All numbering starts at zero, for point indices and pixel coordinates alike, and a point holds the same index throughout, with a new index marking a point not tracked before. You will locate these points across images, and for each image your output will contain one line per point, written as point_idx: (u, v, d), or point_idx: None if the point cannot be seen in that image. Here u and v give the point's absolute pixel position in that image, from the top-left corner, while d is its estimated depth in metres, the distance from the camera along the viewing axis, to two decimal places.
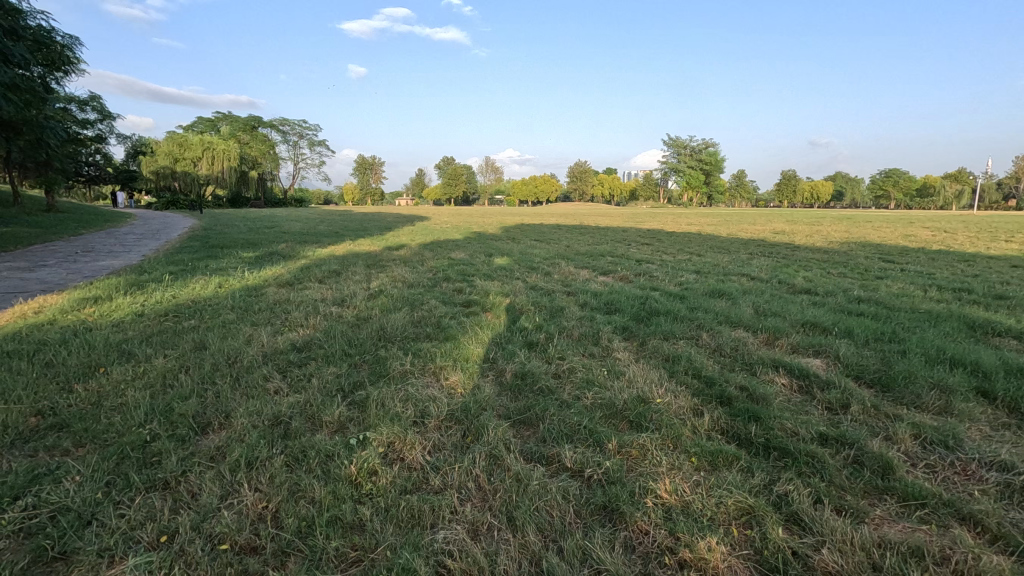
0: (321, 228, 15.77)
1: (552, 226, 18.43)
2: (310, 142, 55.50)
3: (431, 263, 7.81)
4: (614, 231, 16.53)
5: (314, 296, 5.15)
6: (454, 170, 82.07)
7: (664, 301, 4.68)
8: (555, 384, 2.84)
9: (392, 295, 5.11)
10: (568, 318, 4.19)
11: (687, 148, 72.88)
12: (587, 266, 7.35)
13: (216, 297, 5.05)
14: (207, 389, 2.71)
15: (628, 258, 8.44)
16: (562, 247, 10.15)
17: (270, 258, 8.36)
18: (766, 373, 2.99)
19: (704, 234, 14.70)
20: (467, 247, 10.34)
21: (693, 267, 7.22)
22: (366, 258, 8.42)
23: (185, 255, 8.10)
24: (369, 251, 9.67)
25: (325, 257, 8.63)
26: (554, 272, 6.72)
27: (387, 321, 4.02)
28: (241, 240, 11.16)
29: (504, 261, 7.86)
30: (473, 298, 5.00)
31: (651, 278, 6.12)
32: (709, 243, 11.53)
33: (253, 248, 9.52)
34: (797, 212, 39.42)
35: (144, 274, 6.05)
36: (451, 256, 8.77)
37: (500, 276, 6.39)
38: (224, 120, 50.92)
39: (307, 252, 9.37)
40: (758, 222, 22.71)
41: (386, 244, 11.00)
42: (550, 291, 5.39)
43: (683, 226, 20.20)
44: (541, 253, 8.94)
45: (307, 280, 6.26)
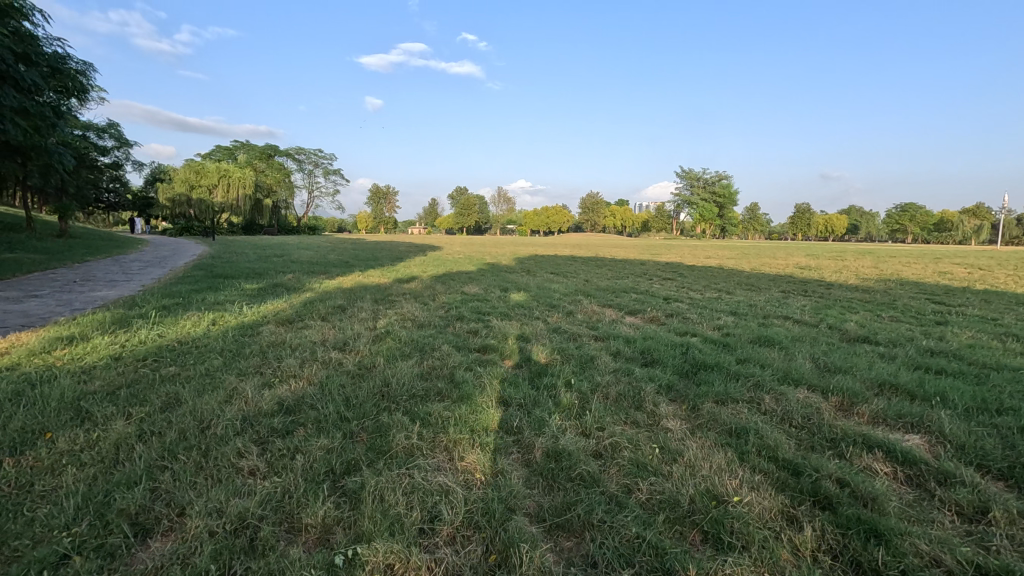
0: (332, 257, 15.45)
1: (568, 258, 18.02)
2: (326, 171, 56.22)
3: (442, 298, 7.33)
4: (631, 263, 16.03)
5: (313, 338, 4.63)
6: (466, 200, 82.75)
7: (707, 351, 4.11)
8: (598, 469, 2.27)
9: (400, 338, 4.58)
10: (601, 371, 3.63)
11: (699, 180, 72.88)
12: (611, 305, 6.81)
13: (205, 339, 4.55)
14: (164, 469, 2.17)
15: (654, 295, 7.89)
16: (581, 282, 9.63)
17: (273, 290, 7.93)
18: (859, 455, 2.40)
19: (727, 269, 14.14)
20: (481, 280, 9.86)
21: (727, 308, 6.65)
22: (374, 291, 7.95)
23: (185, 287, 7.71)
24: (378, 283, 9.23)
25: (331, 290, 8.18)
26: (577, 312, 6.19)
27: (393, 373, 3.48)
28: (248, 270, 10.80)
29: (522, 297, 7.36)
30: (490, 343, 4.47)
31: (685, 321, 5.56)
32: (734, 279, 10.95)
33: (258, 279, 9.13)
34: (815, 245, 38.72)
35: (134, 309, 5.60)
36: (464, 290, 8.28)
37: (518, 315, 5.87)
38: (241, 149, 51.74)
39: (314, 284, 8.94)
40: (779, 256, 22.11)
41: (397, 275, 10.55)
42: (575, 335, 4.85)
43: (702, 259, 19.67)
44: (559, 288, 8.43)
45: (310, 318, 5.78)
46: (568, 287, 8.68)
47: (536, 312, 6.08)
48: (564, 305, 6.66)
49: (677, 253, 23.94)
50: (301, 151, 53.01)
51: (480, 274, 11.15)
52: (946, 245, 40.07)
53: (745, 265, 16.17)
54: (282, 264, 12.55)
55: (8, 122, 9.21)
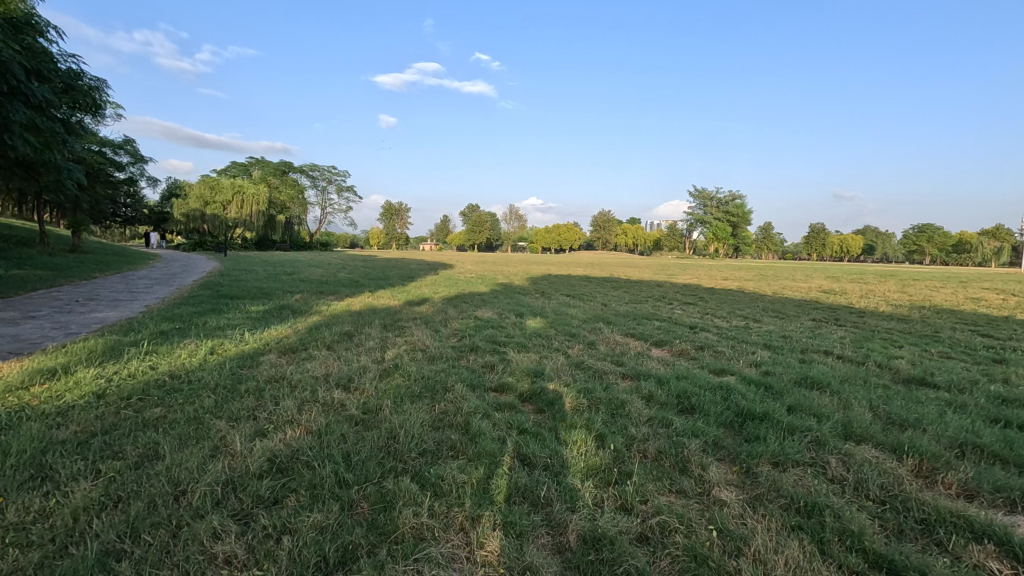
0: (343, 276, 15.22)
1: (582, 278, 17.62)
2: (339, 188, 56.60)
3: (455, 324, 6.96)
4: (648, 285, 15.60)
5: (316, 372, 4.26)
6: (478, 218, 82.93)
7: (751, 395, 3.69)
8: (647, 563, 1.86)
9: (410, 374, 4.21)
10: (636, 421, 3.22)
11: (713, 199, 72.42)
12: (634, 335, 6.39)
13: (200, 372, 4.20)
14: (122, 557, 1.79)
15: (678, 323, 7.47)
16: (599, 307, 9.22)
17: (279, 313, 7.61)
18: (965, 548, 1.97)
19: (748, 292, 13.67)
20: (495, 303, 9.49)
21: (759, 339, 6.21)
22: (384, 315, 7.61)
23: (188, 308, 7.42)
24: (388, 306, 8.90)
25: (339, 313, 7.84)
26: (599, 343, 5.79)
27: (401, 421, 3.10)
28: (255, 290, 10.54)
29: (538, 324, 6.97)
30: (508, 381, 4.08)
31: (717, 356, 5.14)
32: (758, 304, 10.48)
33: (264, 300, 8.84)
34: (833, 267, 37.93)
35: (130, 335, 5.29)
36: (477, 315, 7.92)
37: (536, 347, 5.48)
38: (256, 165, 52.24)
39: (322, 306, 8.63)
40: (799, 279, 21.54)
41: (407, 297, 10.22)
42: (600, 371, 4.46)
43: (720, 281, 19.19)
44: (576, 314, 8.03)
45: (314, 347, 5.42)
46: (586, 313, 8.28)
47: (555, 343, 5.69)
48: (583, 334, 6.26)
49: (692, 274, 23.44)
50: (315, 168, 53.53)
51: (494, 296, 10.78)
52: (968, 268, 39.07)
53: (766, 288, 15.65)
54: (291, 283, 12.29)
55: (17, 138, 9.07)
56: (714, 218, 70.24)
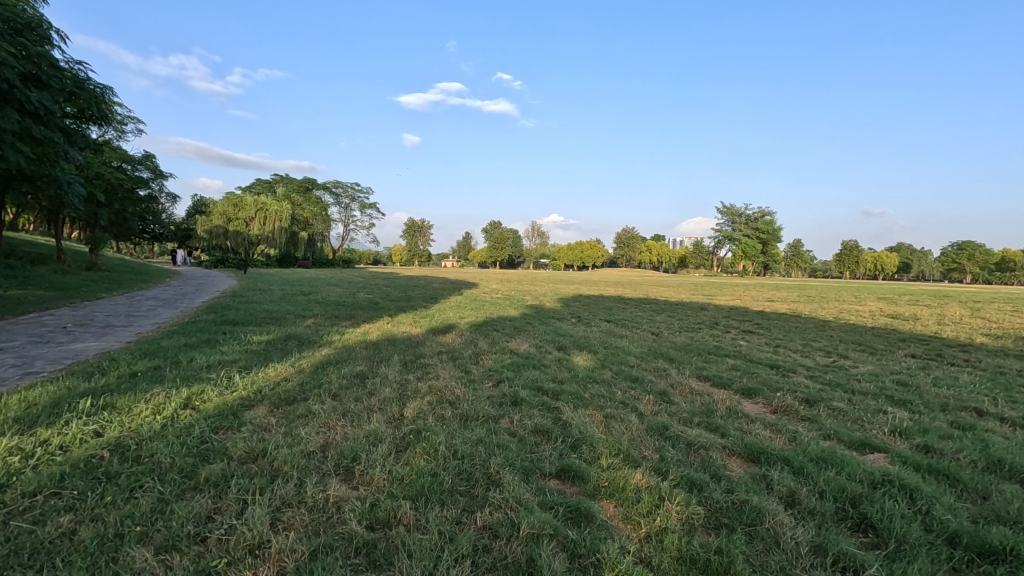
0: (361, 297, 14.27)
1: (616, 299, 16.40)
2: (362, 205, 56.42)
3: (486, 362, 5.81)
4: (690, 308, 14.28)
5: (310, 444, 3.15)
6: (500, 235, 82.37)
7: (949, 501, 2.45)
8: None
9: (437, 449, 3.07)
10: (796, 558, 2.03)
11: (741, 216, 70.50)
12: (711, 380, 5.16)
13: (155, 441, 3.11)
14: None
15: (754, 362, 6.21)
16: (650, 338, 7.99)
17: (284, 346, 6.56)
18: None
19: (808, 318, 12.25)
20: (531, 332, 8.34)
21: (873, 387, 4.92)
22: (403, 348, 6.52)
23: (179, 339, 6.42)
24: (409, 335, 7.79)
25: (352, 345, 6.77)
26: (672, 393, 4.58)
27: (426, 559, 1.96)
28: (265, 314, 9.56)
29: (586, 362, 5.79)
30: (573, 463, 2.92)
31: (838, 418, 3.89)
32: (831, 334, 9.12)
33: (270, 328, 7.83)
34: (877, 286, 35.92)
35: (91, 381, 4.25)
36: (512, 348, 6.77)
37: (596, 399, 4.30)
38: (281, 182, 52.37)
39: (333, 335, 7.58)
40: (850, 300, 19.93)
41: (430, 323, 9.12)
42: (696, 445, 3.26)
43: (764, 303, 17.76)
44: (627, 348, 6.81)
45: (315, 396, 4.32)
46: (640, 347, 7.07)
47: (617, 394, 4.50)
48: (648, 379, 5.06)
49: (731, 294, 21.97)
50: (338, 184, 53.50)
51: (527, 322, 9.60)
52: (1019, 288, 36.75)
53: (823, 312, 14.18)
54: (306, 305, 11.34)
55: (9, 148, 8.32)
56: (743, 234, 68.30)
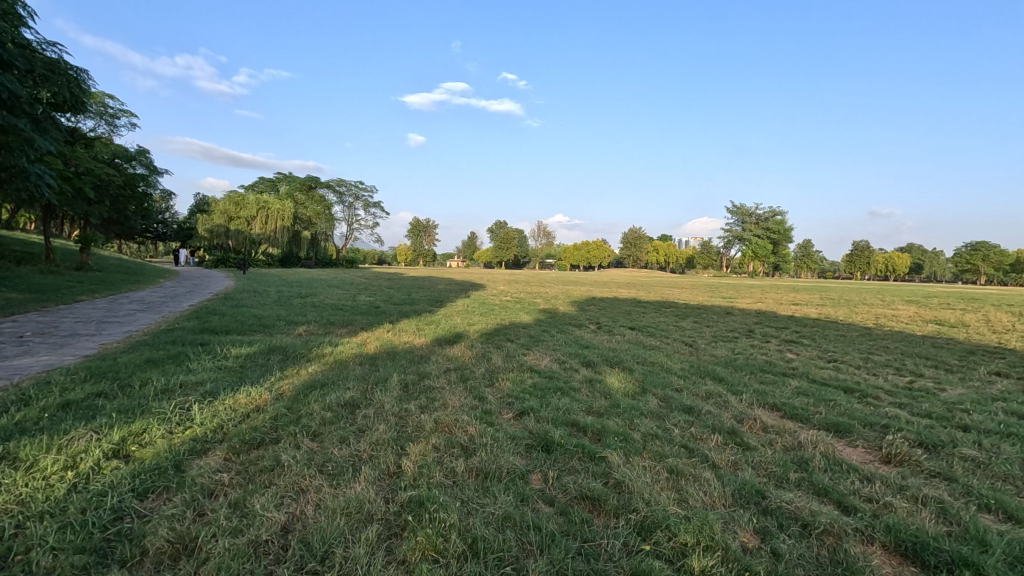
0: (361, 300, 13.36)
1: (632, 302, 15.44)
2: (366, 204, 55.61)
3: (503, 384, 4.85)
4: (714, 312, 13.29)
5: (265, 528, 2.20)
6: (506, 235, 81.62)
7: None
8: None
9: (448, 540, 2.12)
10: None
11: (751, 216, 69.28)
12: (782, 412, 4.18)
13: (43, 525, 2.16)
14: None
15: (820, 384, 5.23)
16: (686, 351, 7.01)
17: (265, 361, 5.62)
18: None
19: (845, 324, 11.27)
20: (548, 343, 7.38)
21: (991, 422, 3.92)
22: (405, 365, 5.57)
23: (141, 353, 5.48)
24: (411, 346, 6.83)
25: (345, 360, 5.82)
26: (744, 432, 3.61)
27: None
28: (253, 320, 8.64)
29: (624, 385, 4.83)
30: (650, 566, 1.96)
31: (982, 475, 2.91)
32: (886, 345, 8.10)
33: (254, 339, 6.91)
34: (896, 286, 34.88)
35: (3, 416, 3.32)
36: (531, 364, 5.82)
37: (651, 442, 3.33)
38: (284, 181, 51.66)
39: (325, 346, 6.64)
40: (877, 304, 18.88)
41: (435, 331, 8.17)
42: (814, 528, 2.29)
43: (790, 306, 16.74)
44: (666, 365, 5.83)
45: (288, 437, 3.36)
46: (679, 363, 6.08)
47: (675, 433, 3.52)
48: (705, 409, 4.09)
49: (750, 296, 20.95)
50: (342, 183, 52.77)
51: (543, 331, 8.62)
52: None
53: (859, 318, 13.13)
54: (301, 310, 10.41)
55: None
56: (753, 235, 67.22)
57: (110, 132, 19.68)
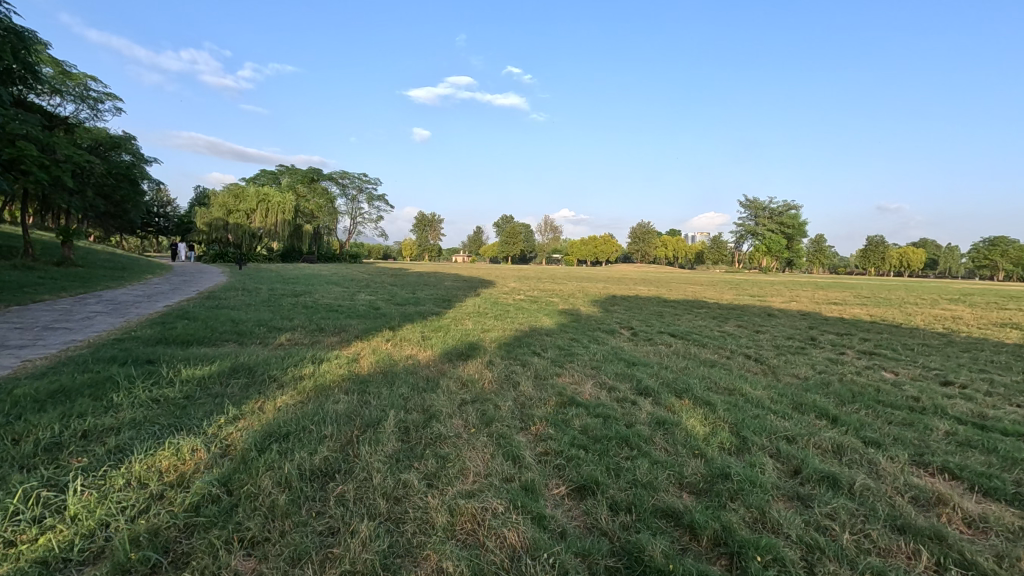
0: (360, 299, 12.01)
1: (659, 302, 14.03)
2: (370, 197, 54.16)
3: (541, 429, 3.49)
4: (755, 314, 11.84)
5: None
6: (512, 230, 80.22)
7: None
8: None
9: None
10: None
11: (765, 209, 67.40)
12: (968, 484, 2.80)
13: None
14: None
15: (972, 424, 3.84)
16: (758, 369, 5.61)
17: (222, 388, 4.26)
18: None
19: (913, 329, 9.81)
20: (584, 356, 6.01)
21: None
22: (407, 395, 4.18)
23: (56, 377, 4.12)
24: (413, 362, 5.47)
25: (329, 388, 4.43)
26: (952, 535, 2.23)
27: None
28: (228, 326, 7.31)
29: (712, 432, 3.43)
30: None
31: None
32: (992, 360, 6.66)
33: (219, 354, 5.56)
34: (921, 284, 33.33)
35: None
36: (571, 392, 4.45)
37: (819, 566, 1.96)
38: (285, 173, 50.33)
39: (306, 363, 5.28)
40: (921, 304, 17.32)
41: (445, 340, 6.81)
42: None
43: (830, 306, 15.28)
44: (750, 395, 4.42)
45: (206, 552, 2.00)
46: (763, 390, 4.67)
47: (846, 541, 2.14)
48: (858, 481, 2.70)
49: (781, 294, 19.42)
50: (345, 175, 51.41)
51: (572, 340, 7.21)
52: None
53: (921, 321, 11.62)
54: (289, 312, 9.06)
55: None
56: (766, 229, 65.41)
57: (93, 118, 18.40)
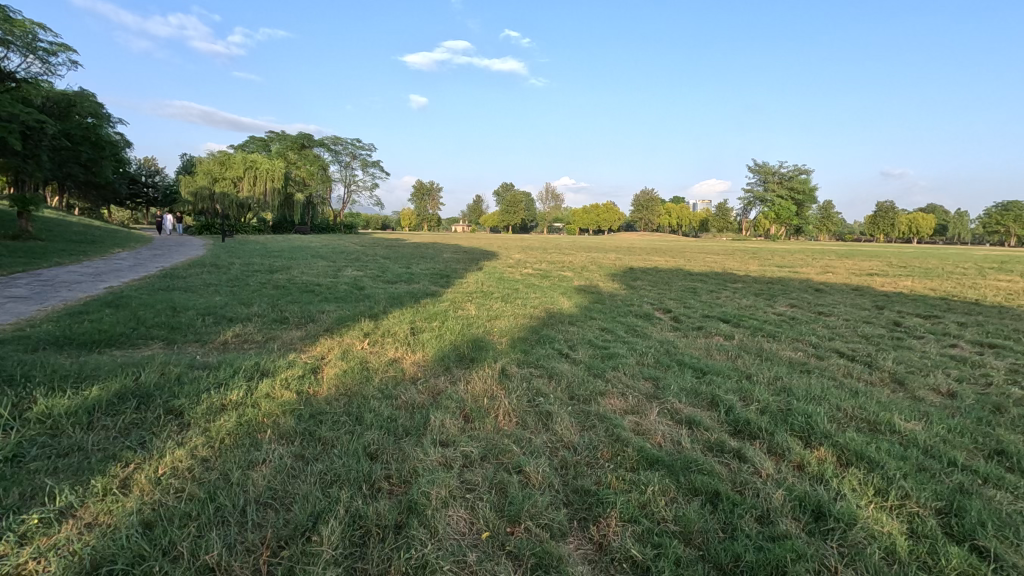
0: (345, 276, 10.37)
1: (685, 275, 12.43)
2: (364, 163, 51.86)
3: (611, 537, 1.93)
4: (801, 289, 10.24)
5: None
6: (513, 198, 78.23)
7: None
8: None
9: None
10: None
11: (774, 174, 64.93)
12: None
13: None
14: None
15: None
16: (872, 378, 4.04)
17: (79, 437, 2.66)
18: None
19: (999, 307, 8.21)
20: (629, 358, 4.45)
21: None
22: (376, 449, 2.61)
23: None
24: (394, 374, 3.89)
25: (257, 434, 2.84)
26: None
27: None
28: (163, 315, 5.70)
29: (926, 543, 1.87)
30: None
31: None
32: None
33: (121, 362, 3.94)
34: (941, 252, 31.59)
35: None
36: (633, 433, 2.89)
37: None
38: (275, 140, 48.01)
39: (240, 377, 3.67)
40: (970, 274, 15.60)
41: (441, 334, 5.24)
42: None
43: (875, 277, 13.64)
44: (914, 434, 2.84)
45: None
46: (922, 423, 3.08)
47: None
48: None
49: (811, 265, 17.72)
50: (338, 141, 49.06)
51: (605, 330, 5.65)
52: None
53: (997, 296, 9.97)
54: (252, 295, 7.44)
55: None
56: (776, 194, 63.00)
57: (47, 72, 16.43)
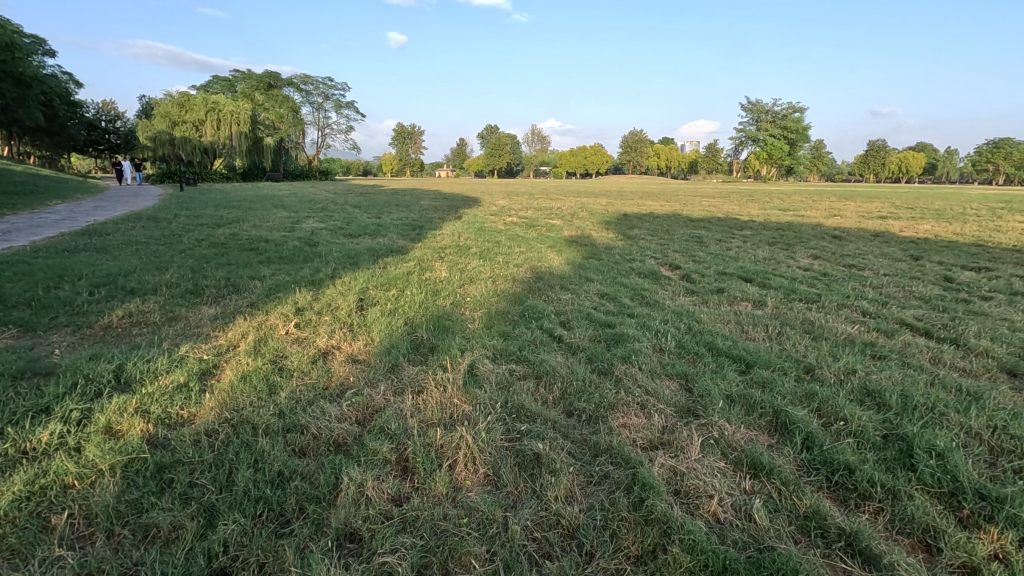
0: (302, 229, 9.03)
1: (687, 222, 11.21)
2: (339, 104, 48.72)
3: None
4: (817, 237, 9.12)
5: None
6: (498, 141, 75.24)
7: None
8: None
9: None
10: None
11: (768, 112, 62.62)
12: None
13: None
14: None
15: None
16: (970, 366, 2.98)
17: None
18: None
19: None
20: (643, 341, 3.30)
21: None
22: (235, 562, 1.48)
23: None
24: (313, 379, 2.72)
25: (46, 519, 1.69)
26: None
27: None
28: (38, 288, 4.40)
29: None
30: None
31: None
32: None
33: None
34: (938, 190, 30.55)
35: None
36: (670, 492, 1.79)
37: None
38: (241, 79, 44.63)
39: (78, 394, 2.47)
40: (985, 215, 14.56)
41: (394, 308, 4.05)
42: None
43: (890, 221, 12.52)
44: None
45: None
46: None
47: None
48: None
49: (816, 207, 16.55)
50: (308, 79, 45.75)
51: (606, 298, 4.50)
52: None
53: None
54: (176, 257, 6.11)
55: None
56: (769, 134, 60.96)
57: None
